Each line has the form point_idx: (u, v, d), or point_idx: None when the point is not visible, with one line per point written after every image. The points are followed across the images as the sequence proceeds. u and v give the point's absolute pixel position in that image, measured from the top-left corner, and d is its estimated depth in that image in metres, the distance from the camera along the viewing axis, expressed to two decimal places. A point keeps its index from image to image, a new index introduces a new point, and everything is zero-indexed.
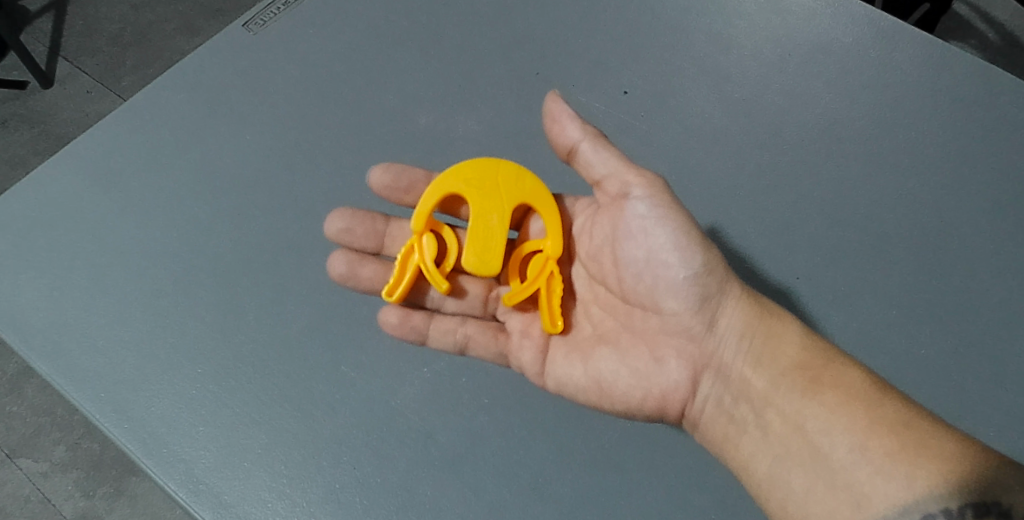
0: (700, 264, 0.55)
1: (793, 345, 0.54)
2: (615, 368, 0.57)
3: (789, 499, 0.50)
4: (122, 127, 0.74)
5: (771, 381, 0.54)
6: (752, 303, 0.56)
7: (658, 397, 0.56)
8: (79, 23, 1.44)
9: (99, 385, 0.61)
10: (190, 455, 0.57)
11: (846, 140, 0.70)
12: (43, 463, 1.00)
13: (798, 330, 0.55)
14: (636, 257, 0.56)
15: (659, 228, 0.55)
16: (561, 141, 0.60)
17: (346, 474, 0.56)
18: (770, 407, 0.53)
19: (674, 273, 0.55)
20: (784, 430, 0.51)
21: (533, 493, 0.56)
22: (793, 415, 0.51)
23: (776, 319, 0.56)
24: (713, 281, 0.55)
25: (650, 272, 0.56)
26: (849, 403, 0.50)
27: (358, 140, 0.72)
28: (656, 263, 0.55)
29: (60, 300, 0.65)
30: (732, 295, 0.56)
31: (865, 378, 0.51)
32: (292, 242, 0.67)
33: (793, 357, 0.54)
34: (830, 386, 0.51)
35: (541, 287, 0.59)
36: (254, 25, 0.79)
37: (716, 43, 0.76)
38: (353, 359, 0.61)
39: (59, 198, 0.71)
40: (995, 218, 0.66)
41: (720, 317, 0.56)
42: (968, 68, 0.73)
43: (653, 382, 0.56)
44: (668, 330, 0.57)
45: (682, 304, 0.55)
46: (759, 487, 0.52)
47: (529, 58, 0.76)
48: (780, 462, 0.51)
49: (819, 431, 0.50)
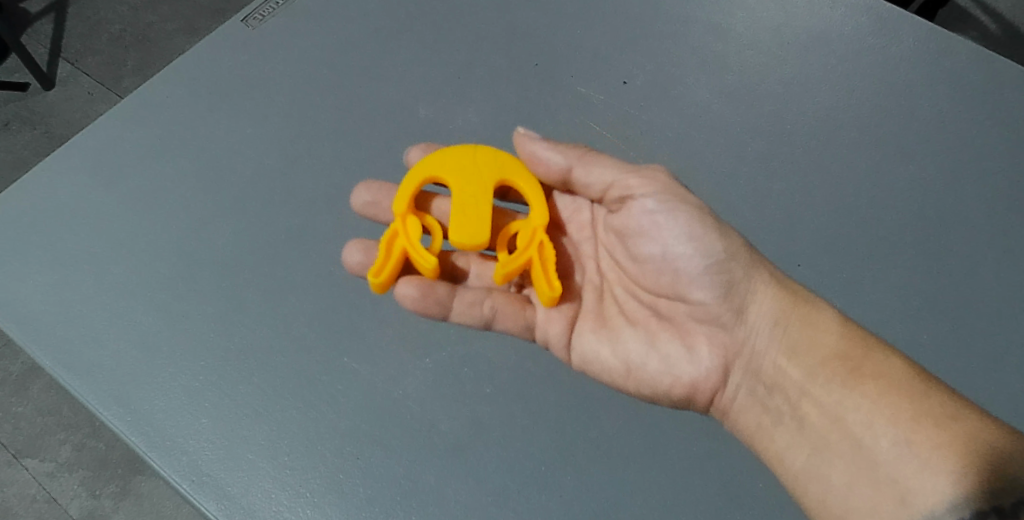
0: (720, 253, 0.56)
1: (830, 335, 0.54)
2: (644, 355, 0.58)
3: (830, 491, 0.50)
4: (123, 121, 0.74)
5: (808, 371, 0.54)
6: (787, 291, 0.57)
7: (689, 384, 0.57)
8: (79, 25, 1.44)
9: (103, 377, 0.61)
10: (193, 447, 0.58)
11: (847, 127, 0.70)
12: (49, 462, 1.00)
13: (834, 319, 0.55)
14: (657, 249, 0.57)
15: (678, 218, 0.57)
16: (549, 175, 0.61)
17: (349, 464, 0.56)
18: (807, 398, 0.53)
19: (697, 262, 0.56)
20: (825, 421, 0.52)
21: (537, 484, 0.56)
22: (835, 405, 0.52)
23: (811, 307, 0.56)
24: (738, 268, 0.56)
25: (676, 261, 0.57)
26: (891, 395, 0.50)
27: (358, 132, 0.72)
28: (679, 253, 0.57)
29: (64, 294, 0.65)
30: (761, 284, 0.56)
31: (909, 368, 0.51)
32: (292, 235, 0.66)
33: (831, 347, 0.54)
34: (870, 377, 0.51)
35: (533, 257, 0.58)
36: (252, 20, 0.79)
37: (714, 33, 0.75)
38: (355, 350, 0.61)
39: (62, 192, 0.71)
40: (997, 204, 0.66)
41: (751, 307, 0.57)
42: (967, 54, 0.73)
43: (683, 369, 0.57)
44: (697, 317, 0.58)
45: (708, 292, 0.57)
46: (797, 479, 0.52)
47: (528, 50, 0.76)
48: (819, 456, 0.51)
49: (861, 422, 0.50)
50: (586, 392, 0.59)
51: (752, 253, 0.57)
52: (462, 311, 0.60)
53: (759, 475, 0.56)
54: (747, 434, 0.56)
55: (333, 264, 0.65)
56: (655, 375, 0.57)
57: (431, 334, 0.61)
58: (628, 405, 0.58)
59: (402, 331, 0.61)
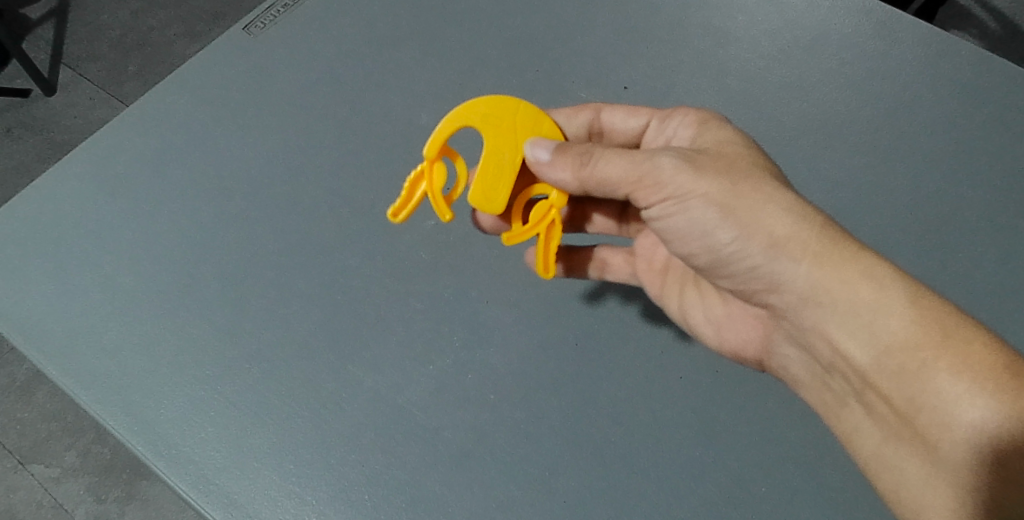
0: (751, 234, 0.47)
1: (897, 320, 0.44)
2: (696, 320, 0.58)
3: (903, 486, 0.46)
4: (127, 130, 0.75)
5: (874, 361, 0.46)
6: (836, 265, 0.46)
7: (734, 349, 0.56)
8: (80, 31, 1.44)
9: (109, 386, 0.62)
10: (199, 456, 0.58)
11: (847, 130, 0.70)
12: (54, 468, 1.01)
13: (905, 298, 0.44)
14: (674, 238, 0.51)
15: (690, 207, 0.48)
16: (564, 188, 0.52)
17: (354, 472, 0.57)
18: (872, 390, 0.46)
19: (723, 249, 0.49)
20: (893, 415, 0.46)
21: (540, 489, 0.56)
22: (907, 403, 0.45)
23: (870, 283, 0.45)
24: (777, 245, 0.47)
25: (697, 245, 0.50)
26: (967, 393, 0.42)
27: (360, 139, 0.72)
28: (697, 240, 0.49)
29: (69, 304, 0.66)
30: (799, 263, 0.46)
31: (989, 352, 0.42)
32: (295, 243, 0.67)
33: (898, 336, 0.44)
34: (946, 370, 0.43)
35: (540, 233, 0.54)
36: (254, 28, 0.80)
37: (714, 37, 0.76)
38: (359, 358, 0.61)
39: (66, 202, 0.71)
40: (998, 204, 0.66)
41: (792, 287, 0.48)
42: (966, 56, 0.73)
43: (731, 333, 0.56)
44: (738, 293, 0.53)
45: (745, 273, 0.49)
46: (870, 464, 0.48)
47: (528, 56, 0.76)
48: (889, 447, 0.47)
49: (930, 424, 0.44)
50: (589, 399, 0.59)
51: (794, 220, 0.47)
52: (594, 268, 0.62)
53: (761, 480, 0.56)
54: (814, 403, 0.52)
55: (336, 272, 0.65)
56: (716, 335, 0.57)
57: (434, 342, 0.61)
58: (631, 411, 0.59)
59: (406, 338, 0.62)
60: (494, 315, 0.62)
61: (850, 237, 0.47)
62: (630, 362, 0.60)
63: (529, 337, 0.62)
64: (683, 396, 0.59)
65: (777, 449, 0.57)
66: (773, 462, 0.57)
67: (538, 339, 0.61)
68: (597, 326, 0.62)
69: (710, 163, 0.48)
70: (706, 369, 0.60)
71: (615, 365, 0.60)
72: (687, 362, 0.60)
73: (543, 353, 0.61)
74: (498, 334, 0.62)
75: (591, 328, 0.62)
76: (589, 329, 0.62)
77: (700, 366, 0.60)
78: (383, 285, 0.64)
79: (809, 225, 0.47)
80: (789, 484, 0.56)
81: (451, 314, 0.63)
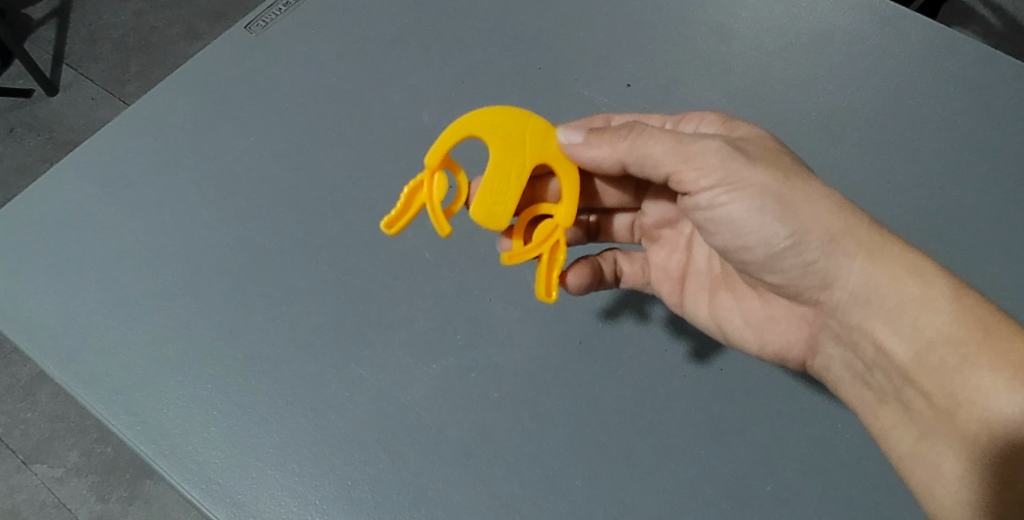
0: (800, 228, 0.47)
1: (942, 316, 0.45)
2: (730, 321, 0.57)
3: (939, 481, 0.46)
4: (131, 130, 0.75)
5: (916, 355, 0.46)
6: (882, 262, 0.47)
7: (776, 352, 0.55)
8: (83, 31, 1.44)
9: (112, 386, 0.61)
10: (203, 456, 0.58)
11: (852, 127, 0.70)
12: (58, 468, 1.01)
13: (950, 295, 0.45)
14: (724, 230, 0.50)
15: (743, 199, 0.48)
16: (599, 166, 0.53)
17: (357, 471, 0.57)
18: (912, 385, 0.47)
19: (777, 245, 0.48)
20: (930, 408, 0.46)
21: (544, 486, 0.56)
22: (946, 398, 0.45)
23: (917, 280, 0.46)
24: (823, 241, 0.47)
25: (751, 238, 0.49)
26: (1006, 387, 0.43)
27: (364, 136, 0.72)
28: (750, 234, 0.49)
29: (73, 304, 0.66)
30: (852, 259, 0.47)
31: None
32: (297, 242, 0.67)
33: (943, 329, 0.45)
34: (988, 363, 0.44)
35: (544, 254, 0.53)
36: (256, 27, 0.80)
37: (718, 34, 0.75)
38: (362, 357, 0.61)
39: (69, 202, 0.71)
40: (1002, 200, 0.66)
41: (838, 282, 0.48)
42: (970, 51, 0.72)
43: (771, 338, 0.55)
44: (783, 290, 0.52)
45: (790, 267, 0.49)
46: (905, 461, 0.48)
47: (531, 52, 0.76)
48: (926, 443, 0.47)
49: (969, 416, 0.44)
50: (593, 398, 0.59)
51: (843, 216, 0.47)
52: (631, 275, 0.61)
53: (765, 479, 0.56)
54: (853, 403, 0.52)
55: (339, 271, 0.65)
56: (749, 336, 0.56)
57: (438, 340, 0.61)
58: (634, 410, 0.58)
59: (409, 337, 0.62)
60: (496, 313, 0.62)
61: (894, 235, 0.48)
62: (633, 360, 0.60)
63: (532, 336, 0.61)
64: (687, 395, 0.59)
65: (781, 448, 0.57)
66: (777, 460, 0.57)
67: (542, 337, 0.61)
68: (600, 324, 0.62)
69: (760, 157, 0.48)
70: (710, 368, 0.60)
71: (619, 364, 0.60)
72: (691, 360, 0.60)
73: (546, 351, 0.61)
74: (501, 333, 0.61)
75: (594, 326, 0.62)
76: (592, 327, 0.62)
77: (704, 364, 0.60)
78: (386, 284, 0.64)
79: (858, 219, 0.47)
80: (793, 483, 0.56)
81: (454, 312, 0.62)
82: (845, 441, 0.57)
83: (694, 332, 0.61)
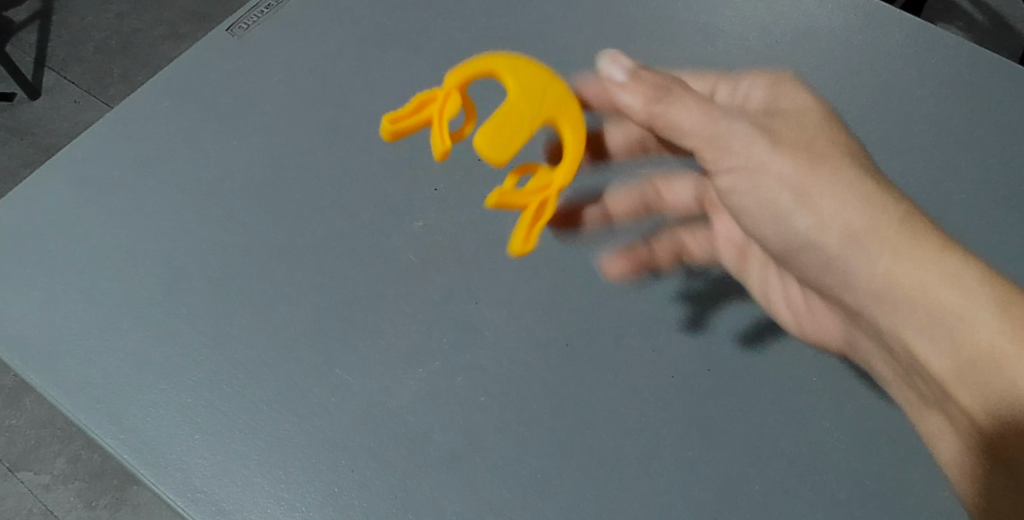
0: (851, 228, 0.49)
1: (982, 333, 0.44)
2: (777, 309, 0.62)
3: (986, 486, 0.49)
4: (111, 134, 0.74)
5: (957, 369, 0.46)
6: (937, 271, 0.46)
7: (819, 339, 0.60)
8: (65, 32, 1.44)
9: (94, 394, 0.61)
10: (187, 464, 0.57)
11: (838, 124, 0.69)
12: (44, 475, 1.03)
13: (992, 308, 0.44)
14: (771, 229, 0.55)
15: (765, 186, 0.52)
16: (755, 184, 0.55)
17: (344, 477, 0.56)
18: (951, 398, 0.48)
19: (801, 232, 0.52)
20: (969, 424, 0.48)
21: (531, 489, 0.55)
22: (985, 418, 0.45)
23: (954, 275, 0.46)
24: (866, 244, 0.49)
25: (770, 232, 0.55)
26: None
27: (348, 139, 0.71)
28: (779, 230, 0.54)
29: (53, 311, 0.65)
30: (878, 260, 0.48)
31: None
32: (282, 246, 0.66)
33: (986, 346, 0.44)
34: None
35: (529, 203, 0.48)
36: (238, 29, 0.79)
37: (702, 33, 0.75)
38: (347, 362, 0.60)
39: (49, 208, 0.70)
40: (986, 193, 0.66)
41: (863, 291, 0.50)
42: (952, 48, 0.73)
43: (814, 324, 0.60)
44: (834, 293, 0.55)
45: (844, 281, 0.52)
46: (958, 463, 0.51)
47: (516, 53, 0.76)
48: (968, 455, 0.50)
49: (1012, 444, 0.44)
50: (581, 400, 0.59)
51: (870, 213, 0.49)
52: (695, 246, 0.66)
53: (755, 479, 0.56)
54: (907, 400, 0.55)
55: (324, 275, 0.64)
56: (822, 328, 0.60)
57: (425, 344, 0.61)
58: (624, 411, 0.58)
59: (396, 341, 0.61)
60: (484, 316, 0.62)
61: (940, 233, 0.48)
62: (622, 362, 0.60)
63: (520, 338, 0.61)
64: (676, 396, 0.59)
65: (770, 448, 0.57)
66: (767, 460, 0.57)
67: (529, 340, 0.61)
68: (588, 325, 0.61)
69: (790, 142, 0.52)
70: (699, 368, 0.60)
71: (608, 365, 0.60)
72: (680, 361, 0.60)
73: (533, 354, 0.60)
74: (488, 335, 0.61)
75: (582, 327, 0.61)
76: (580, 328, 0.61)
77: (693, 365, 0.60)
78: (372, 287, 0.64)
79: (887, 216, 0.48)
80: (783, 483, 0.56)
81: (441, 316, 0.62)
82: (832, 440, 0.57)
83: (682, 333, 0.61)
